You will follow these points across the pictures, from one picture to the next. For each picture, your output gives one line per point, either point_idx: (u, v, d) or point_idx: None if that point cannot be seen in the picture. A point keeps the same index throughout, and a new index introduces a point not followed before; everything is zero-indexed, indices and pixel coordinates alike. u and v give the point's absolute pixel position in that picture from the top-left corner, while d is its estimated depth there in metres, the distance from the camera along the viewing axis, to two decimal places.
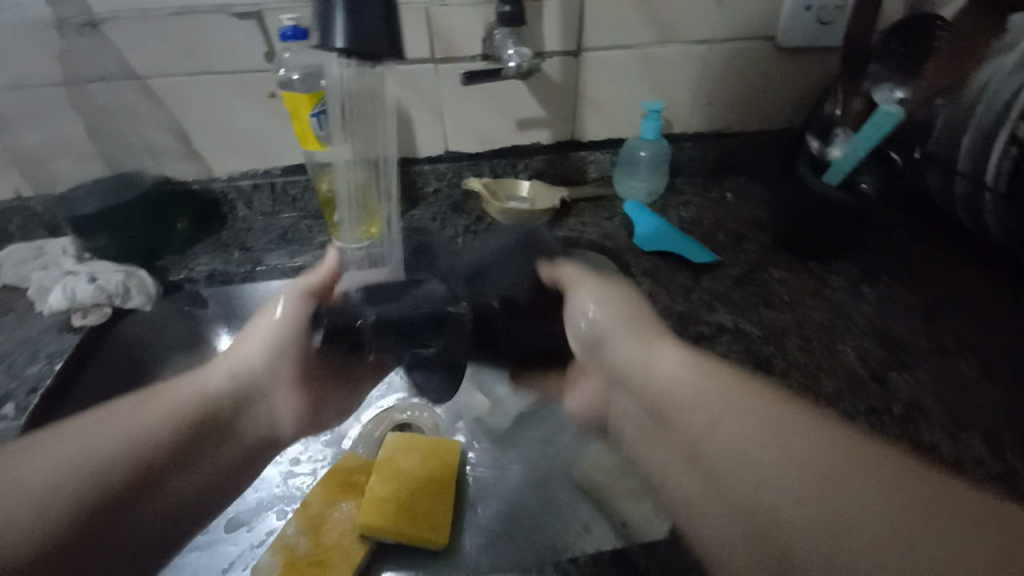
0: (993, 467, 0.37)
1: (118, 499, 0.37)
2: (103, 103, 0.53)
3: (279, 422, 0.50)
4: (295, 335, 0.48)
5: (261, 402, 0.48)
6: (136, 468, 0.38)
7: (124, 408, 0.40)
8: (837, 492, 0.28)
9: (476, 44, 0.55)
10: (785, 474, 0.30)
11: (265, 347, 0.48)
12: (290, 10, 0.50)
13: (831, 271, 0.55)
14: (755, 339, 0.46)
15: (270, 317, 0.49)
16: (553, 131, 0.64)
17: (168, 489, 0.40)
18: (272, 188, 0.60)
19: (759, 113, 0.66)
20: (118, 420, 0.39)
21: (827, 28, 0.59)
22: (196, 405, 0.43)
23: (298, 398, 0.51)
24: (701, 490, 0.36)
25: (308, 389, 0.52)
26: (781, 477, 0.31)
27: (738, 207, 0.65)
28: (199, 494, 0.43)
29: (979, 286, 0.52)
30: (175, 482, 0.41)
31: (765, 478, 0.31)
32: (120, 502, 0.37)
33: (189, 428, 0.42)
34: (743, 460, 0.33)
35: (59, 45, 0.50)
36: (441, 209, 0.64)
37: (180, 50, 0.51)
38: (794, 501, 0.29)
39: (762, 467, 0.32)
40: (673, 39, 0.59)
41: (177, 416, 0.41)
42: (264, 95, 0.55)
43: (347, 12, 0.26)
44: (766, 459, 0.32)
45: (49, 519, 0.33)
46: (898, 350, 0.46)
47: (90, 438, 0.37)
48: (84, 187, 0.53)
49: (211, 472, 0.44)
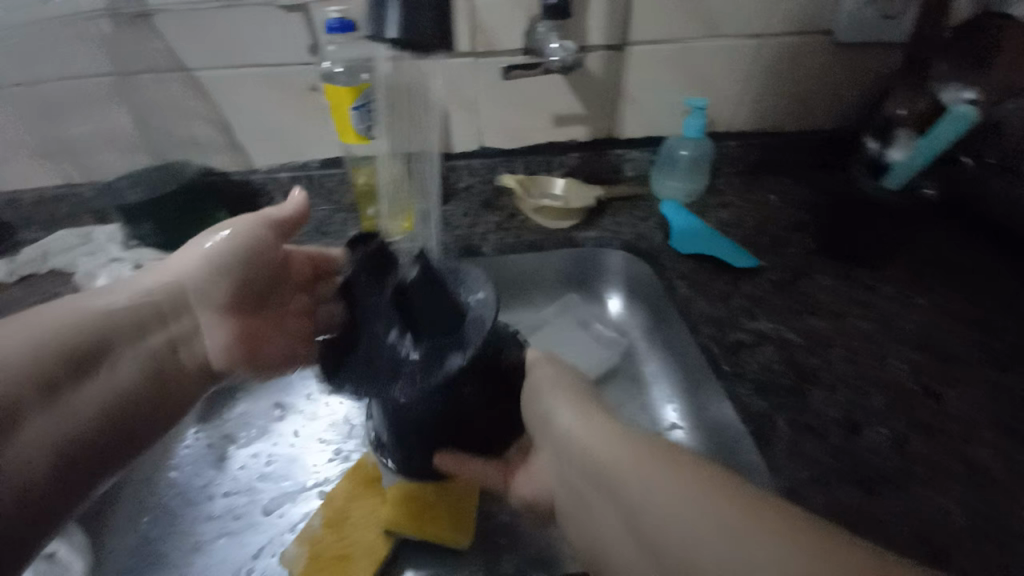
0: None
1: (49, 387, 0.34)
2: (149, 94, 0.54)
3: (206, 355, 0.46)
4: (215, 276, 0.45)
5: (184, 319, 0.44)
6: (73, 352, 0.37)
7: (59, 304, 0.38)
8: (732, 523, 0.24)
9: (517, 38, 0.54)
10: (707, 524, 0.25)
11: (204, 263, 0.44)
12: (334, 3, 0.50)
13: (881, 279, 0.52)
14: (799, 349, 0.44)
15: (200, 249, 0.45)
16: (590, 128, 0.62)
17: (65, 403, 0.35)
18: (308, 181, 0.61)
19: (809, 112, 0.63)
20: (49, 315, 0.37)
21: (889, 23, 0.56)
22: (107, 316, 0.39)
23: (229, 330, 0.47)
24: (620, 531, 0.30)
25: (241, 321, 0.48)
26: (670, 507, 0.26)
27: (782, 210, 0.62)
28: (114, 411, 0.38)
29: None
30: (88, 386, 0.37)
31: (693, 527, 0.25)
32: (22, 406, 0.33)
33: (113, 328, 0.39)
34: (655, 497, 0.27)
35: (110, 35, 0.51)
36: (473, 205, 0.64)
37: (225, 42, 0.52)
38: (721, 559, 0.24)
39: (649, 496, 0.27)
40: (722, 33, 0.56)
41: (109, 318, 0.39)
42: (304, 88, 0.55)
43: (401, 4, 0.25)
44: (652, 488, 0.28)
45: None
46: (956, 366, 0.43)
47: (38, 322, 0.36)
48: (131, 177, 0.54)
49: (131, 388, 0.39)
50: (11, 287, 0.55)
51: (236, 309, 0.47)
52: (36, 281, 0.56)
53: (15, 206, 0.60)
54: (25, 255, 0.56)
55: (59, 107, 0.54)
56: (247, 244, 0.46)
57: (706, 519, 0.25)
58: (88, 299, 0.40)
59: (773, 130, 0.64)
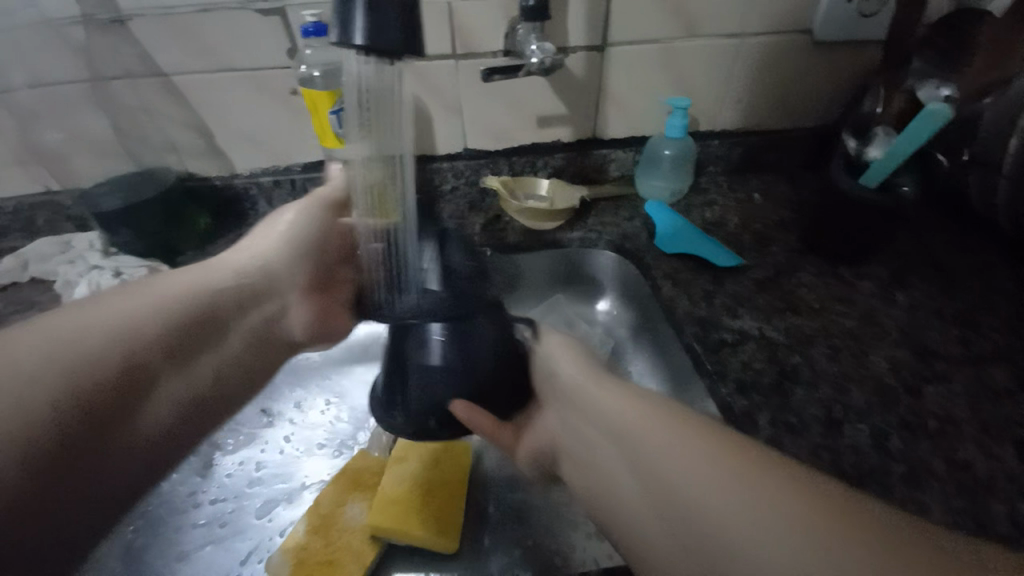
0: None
1: (129, 391, 0.34)
2: (127, 99, 0.53)
3: (292, 330, 0.48)
4: (305, 248, 0.49)
5: (278, 302, 0.47)
6: (142, 354, 0.35)
7: (112, 301, 0.36)
8: (760, 486, 0.23)
9: (498, 39, 0.54)
10: (714, 471, 0.25)
11: (284, 244, 0.48)
12: (311, 6, 0.49)
13: (861, 276, 0.52)
14: (782, 347, 0.45)
15: (281, 224, 0.49)
16: (574, 128, 0.62)
17: (191, 372, 0.39)
18: (292, 185, 0.61)
19: (791, 110, 0.63)
20: (107, 312, 0.35)
21: (867, 21, 0.56)
22: (168, 306, 0.38)
23: (316, 305, 0.50)
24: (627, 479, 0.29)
25: (317, 299, 0.50)
26: (689, 462, 0.25)
27: (766, 208, 0.62)
28: (207, 395, 0.40)
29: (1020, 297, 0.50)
30: (199, 363, 0.39)
31: (694, 478, 0.25)
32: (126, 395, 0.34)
33: (180, 319, 0.38)
34: (660, 457, 0.27)
35: (84, 40, 0.50)
36: (458, 208, 0.64)
37: (203, 46, 0.51)
38: (724, 505, 0.23)
39: (669, 452, 0.26)
40: (702, 32, 0.56)
41: (165, 310, 0.37)
42: (284, 92, 0.54)
43: (367, 9, 0.25)
44: (675, 446, 0.26)
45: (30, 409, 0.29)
46: (935, 361, 0.44)
47: (94, 315, 0.34)
48: (109, 183, 0.54)
49: (212, 381, 0.40)
50: None
51: (313, 289, 0.50)
52: (14, 290, 0.55)
53: None
54: (2, 265, 0.55)
55: (35, 114, 0.53)
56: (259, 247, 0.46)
57: (707, 467, 0.25)
58: (186, 278, 0.41)
59: (756, 128, 0.65)
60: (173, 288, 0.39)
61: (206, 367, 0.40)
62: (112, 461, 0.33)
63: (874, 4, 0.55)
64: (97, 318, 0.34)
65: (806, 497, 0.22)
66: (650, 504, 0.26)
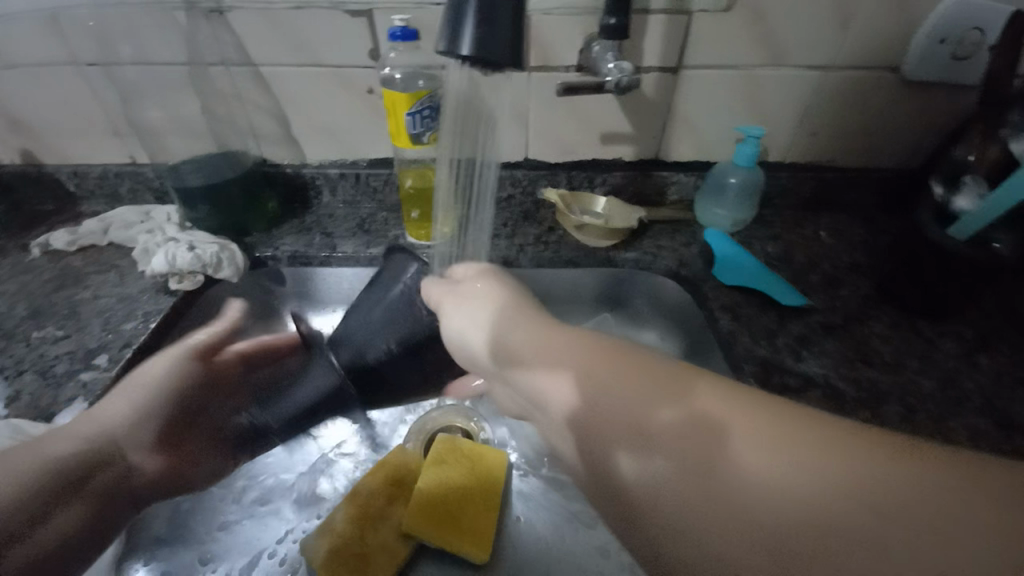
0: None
1: None
2: (217, 85, 0.57)
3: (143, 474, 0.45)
4: (164, 396, 0.48)
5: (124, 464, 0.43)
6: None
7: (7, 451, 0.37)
8: (786, 462, 0.24)
9: (574, 55, 0.54)
10: (803, 469, 0.23)
11: (131, 405, 0.45)
12: (399, 10, 0.51)
13: (942, 334, 0.49)
14: (846, 398, 0.42)
15: (146, 370, 0.47)
16: (638, 148, 0.62)
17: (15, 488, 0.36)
18: (357, 178, 0.63)
19: (869, 148, 0.61)
20: (3, 464, 0.36)
21: (965, 63, 0.53)
22: (53, 456, 0.38)
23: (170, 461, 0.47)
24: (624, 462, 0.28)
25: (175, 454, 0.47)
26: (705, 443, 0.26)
27: (833, 248, 0.60)
28: (66, 541, 0.38)
29: None
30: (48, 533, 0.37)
31: (785, 475, 0.23)
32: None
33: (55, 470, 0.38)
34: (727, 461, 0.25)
35: (187, 28, 0.54)
36: (513, 216, 0.64)
37: (293, 41, 0.54)
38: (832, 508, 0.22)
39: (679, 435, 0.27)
40: (784, 63, 0.55)
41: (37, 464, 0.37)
42: (362, 90, 0.56)
43: (477, 23, 0.26)
44: (686, 425, 0.27)
45: None
46: (1020, 435, 0.40)
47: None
48: (192, 162, 0.57)
49: (75, 531, 0.39)
50: (73, 255, 0.58)
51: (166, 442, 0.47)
52: (96, 252, 0.59)
53: (82, 179, 0.63)
54: (89, 227, 0.59)
55: (135, 93, 0.57)
56: (251, 350, 0.55)
57: (794, 464, 0.23)
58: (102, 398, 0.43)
59: (829, 165, 0.62)
60: (142, 389, 0.46)
61: (64, 523, 0.38)
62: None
63: (975, 46, 0.52)
64: (91, 430, 0.41)
65: (932, 472, 0.21)
66: (729, 513, 0.24)
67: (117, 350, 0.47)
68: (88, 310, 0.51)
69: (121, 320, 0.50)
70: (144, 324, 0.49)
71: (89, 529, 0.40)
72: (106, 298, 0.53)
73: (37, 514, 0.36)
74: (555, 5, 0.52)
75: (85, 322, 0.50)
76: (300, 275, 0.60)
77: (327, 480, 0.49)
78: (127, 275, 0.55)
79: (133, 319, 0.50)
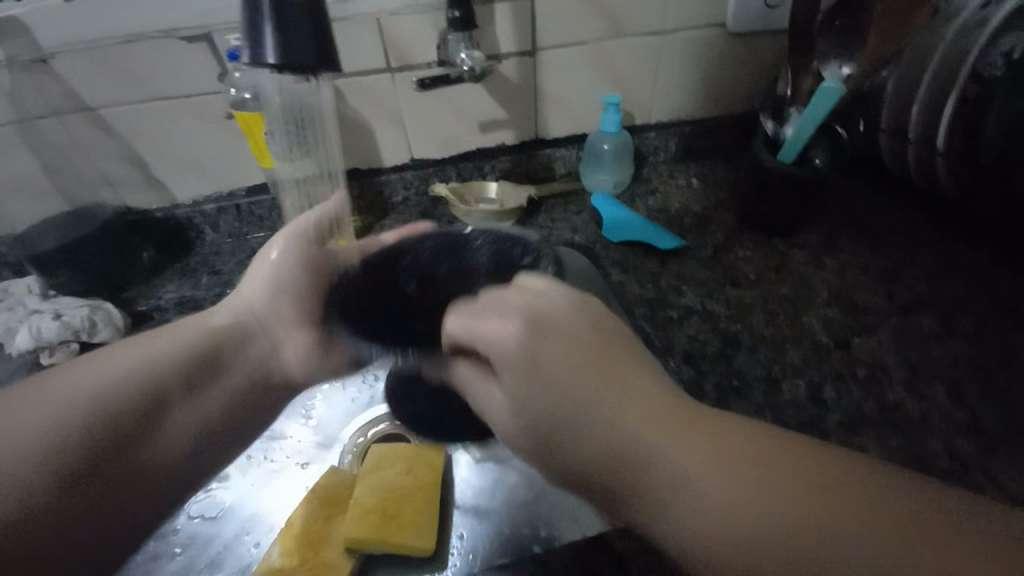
0: (959, 422, 0.38)
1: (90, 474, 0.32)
2: (53, 136, 0.52)
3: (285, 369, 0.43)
4: (285, 269, 0.45)
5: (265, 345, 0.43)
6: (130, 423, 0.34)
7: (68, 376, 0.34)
8: (755, 500, 0.24)
9: (431, 50, 0.55)
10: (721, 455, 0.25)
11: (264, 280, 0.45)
12: (240, 30, 0.50)
13: (795, 245, 0.56)
14: (726, 318, 0.47)
15: (266, 258, 0.46)
16: (516, 130, 0.64)
17: (165, 434, 0.36)
18: (238, 210, 0.60)
19: (718, 97, 0.67)
20: (96, 371, 0.35)
21: (773, 11, 0.61)
22: (174, 350, 0.38)
23: (306, 338, 0.44)
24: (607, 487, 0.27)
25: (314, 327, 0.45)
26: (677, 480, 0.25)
27: (704, 190, 0.66)
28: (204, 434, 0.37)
29: (937, 249, 0.54)
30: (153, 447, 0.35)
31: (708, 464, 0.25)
32: (102, 464, 0.32)
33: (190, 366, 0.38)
34: (661, 446, 0.26)
35: (1, 80, 0.49)
36: (411, 217, 0.64)
37: (130, 77, 0.50)
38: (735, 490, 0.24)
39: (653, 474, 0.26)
40: (625, 32, 0.59)
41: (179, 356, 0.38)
42: (220, 117, 0.54)
43: (277, 26, 0.26)
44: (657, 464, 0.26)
45: (32, 487, 0.30)
46: (861, 313, 0.48)
47: (87, 380, 0.34)
48: (43, 224, 0.52)
49: (197, 438, 0.37)
50: None
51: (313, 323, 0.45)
52: None
53: None
54: None
55: None
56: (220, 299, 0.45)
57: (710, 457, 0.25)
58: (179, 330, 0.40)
59: (688, 118, 0.68)
60: (150, 344, 0.38)
61: (192, 415, 0.37)
62: (117, 500, 0.33)
63: None
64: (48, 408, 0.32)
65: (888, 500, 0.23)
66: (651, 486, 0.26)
67: None
68: None
69: None
70: None
71: (220, 418, 0.38)
72: None
73: (55, 524, 0.30)
74: (399, 5, 0.52)
75: None
76: None
77: (258, 527, 0.46)
78: None
79: None
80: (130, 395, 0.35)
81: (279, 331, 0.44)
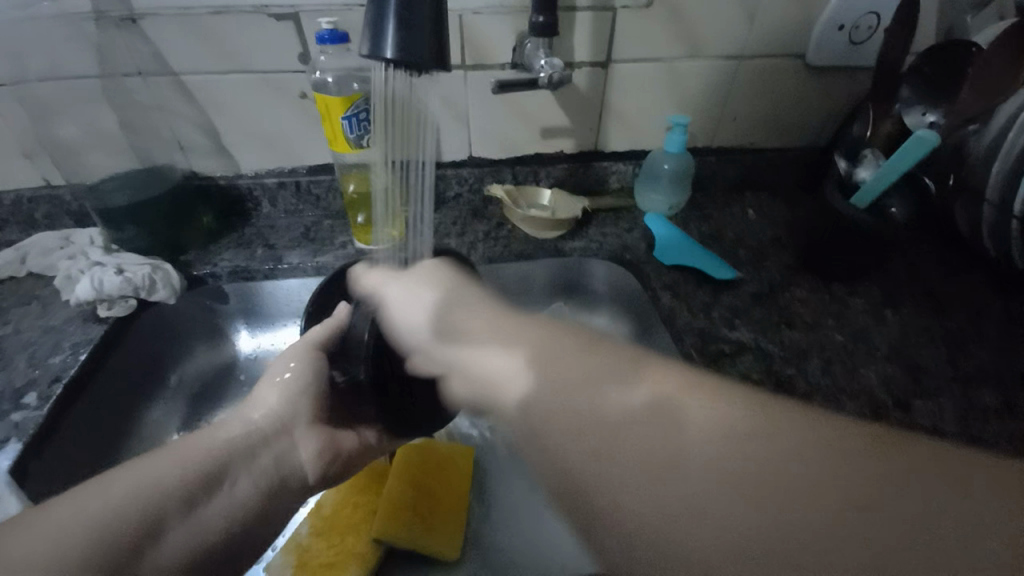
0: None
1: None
2: (136, 97, 0.54)
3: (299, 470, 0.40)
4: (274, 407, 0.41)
5: (283, 441, 0.40)
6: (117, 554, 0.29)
7: (108, 478, 0.32)
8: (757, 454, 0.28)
9: (508, 53, 0.55)
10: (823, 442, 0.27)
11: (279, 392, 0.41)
12: (328, 14, 0.51)
13: (852, 292, 0.55)
14: (777, 359, 0.46)
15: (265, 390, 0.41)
16: (577, 140, 0.64)
17: (202, 514, 0.34)
18: (297, 187, 0.62)
19: (785, 129, 0.66)
20: (100, 491, 0.31)
21: (858, 48, 0.59)
22: (207, 456, 0.36)
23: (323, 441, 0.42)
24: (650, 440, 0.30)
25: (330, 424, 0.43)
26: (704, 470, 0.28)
27: (757, 223, 0.64)
28: (221, 547, 0.34)
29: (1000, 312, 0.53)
30: (178, 536, 0.32)
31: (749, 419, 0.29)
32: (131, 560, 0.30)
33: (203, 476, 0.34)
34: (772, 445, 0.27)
35: (95, 37, 0.50)
36: (461, 214, 0.65)
37: (218, 49, 0.52)
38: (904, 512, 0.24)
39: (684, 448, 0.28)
40: (702, 54, 0.58)
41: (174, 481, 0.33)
42: (296, 96, 0.55)
43: (402, 25, 0.28)
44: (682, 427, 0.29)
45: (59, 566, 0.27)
46: (919, 374, 0.46)
47: (110, 484, 0.32)
48: (114, 179, 0.54)
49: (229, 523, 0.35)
50: None
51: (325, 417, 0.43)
52: (14, 285, 0.54)
53: None
54: (2, 258, 0.54)
55: (41, 109, 0.53)
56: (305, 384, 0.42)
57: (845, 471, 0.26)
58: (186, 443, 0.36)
59: (751, 147, 0.67)
60: (181, 452, 0.35)
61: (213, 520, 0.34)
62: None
63: (865, 33, 0.58)
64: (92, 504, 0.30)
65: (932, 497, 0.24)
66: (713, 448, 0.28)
67: (46, 386, 0.44)
68: (7, 347, 0.47)
69: (45, 355, 0.47)
70: (73, 355, 0.46)
71: (237, 534, 0.35)
72: (22, 333, 0.49)
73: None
74: (484, 5, 0.53)
75: (6, 359, 0.46)
76: (244, 290, 0.57)
77: None
78: (52, 305, 0.52)
79: (60, 352, 0.47)
80: (217, 451, 0.36)
81: (297, 431, 0.41)
